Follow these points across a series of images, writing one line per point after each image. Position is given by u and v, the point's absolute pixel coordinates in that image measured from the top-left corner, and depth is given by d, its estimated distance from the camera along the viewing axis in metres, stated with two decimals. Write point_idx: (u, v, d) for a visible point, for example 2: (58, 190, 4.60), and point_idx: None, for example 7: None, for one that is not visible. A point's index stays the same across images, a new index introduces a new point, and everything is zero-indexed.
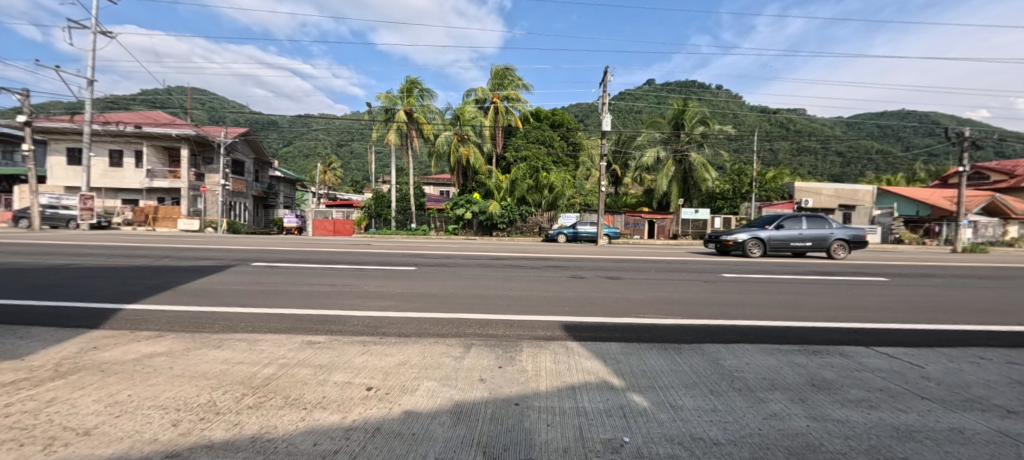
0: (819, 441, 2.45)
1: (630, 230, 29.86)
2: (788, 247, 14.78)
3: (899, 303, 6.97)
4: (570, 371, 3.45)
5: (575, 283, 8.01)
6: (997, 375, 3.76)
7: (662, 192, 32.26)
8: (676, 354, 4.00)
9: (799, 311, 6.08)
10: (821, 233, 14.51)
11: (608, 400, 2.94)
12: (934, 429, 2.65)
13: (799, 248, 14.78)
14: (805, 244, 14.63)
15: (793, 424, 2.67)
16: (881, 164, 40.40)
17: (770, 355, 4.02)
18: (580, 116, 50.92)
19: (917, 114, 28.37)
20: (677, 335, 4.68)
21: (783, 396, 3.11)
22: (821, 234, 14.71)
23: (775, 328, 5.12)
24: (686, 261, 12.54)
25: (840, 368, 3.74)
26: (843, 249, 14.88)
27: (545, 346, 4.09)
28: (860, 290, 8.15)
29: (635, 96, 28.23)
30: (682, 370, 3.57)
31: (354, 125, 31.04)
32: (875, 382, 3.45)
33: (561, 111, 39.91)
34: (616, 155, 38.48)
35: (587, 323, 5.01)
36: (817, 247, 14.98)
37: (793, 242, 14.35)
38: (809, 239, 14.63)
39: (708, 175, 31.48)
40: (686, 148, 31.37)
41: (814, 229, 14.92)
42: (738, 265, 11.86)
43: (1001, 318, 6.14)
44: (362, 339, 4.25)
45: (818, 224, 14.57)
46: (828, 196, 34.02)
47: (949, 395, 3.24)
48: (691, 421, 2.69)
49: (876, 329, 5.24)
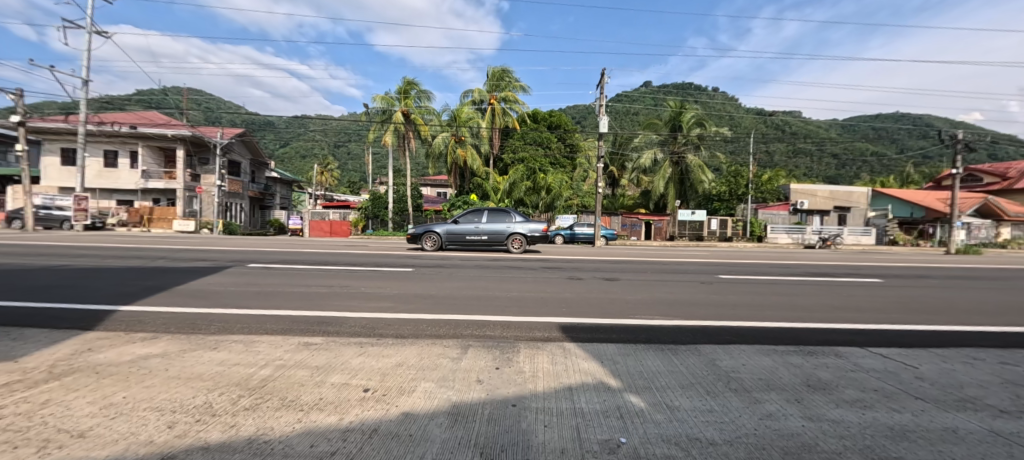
0: (814, 441, 2.47)
1: (627, 231, 29.88)
2: (468, 241, 14.64)
3: (893, 304, 7.06)
4: (567, 372, 3.46)
5: (572, 283, 8.04)
6: (990, 375, 3.80)
7: (659, 194, 32.42)
8: (673, 355, 4.01)
9: (793, 312, 6.13)
10: (495, 226, 14.34)
11: (606, 400, 2.95)
12: (928, 429, 2.68)
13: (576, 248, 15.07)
14: (485, 237, 14.44)
15: (789, 424, 2.69)
16: (876, 166, 40.72)
17: (766, 356, 4.05)
18: (577, 117, 51.14)
19: (911, 116, 28.68)
20: (675, 336, 4.70)
21: (778, 396, 3.13)
22: (500, 228, 14.58)
23: (772, 328, 5.15)
24: (683, 263, 12.60)
25: (835, 368, 3.77)
26: (522, 243, 14.71)
27: (542, 347, 4.10)
28: (854, 291, 8.24)
29: (633, 97, 28.27)
30: (678, 371, 3.59)
31: (352, 126, 31.04)
32: (870, 382, 3.48)
33: (559, 112, 39.97)
34: (613, 157, 38.60)
35: (584, 325, 5.03)
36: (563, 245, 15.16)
37: (465, 235, 14.23)
38: (486, 233, 14.37)
39: (704, 176, 31.68)
40: (683, 150, 31.55)
41: (498, 222, 14.78)
42: (734, 266, 11.93)
43: (994, 319, 6.21)
44: (359, 340, 4.24)
45: (495, 216, 14.43)
46: (823, 198, 33.66)
47: (943, 395, 3.26)
48: (687, 421, 2.70)
49: (871, 330, 5.28)
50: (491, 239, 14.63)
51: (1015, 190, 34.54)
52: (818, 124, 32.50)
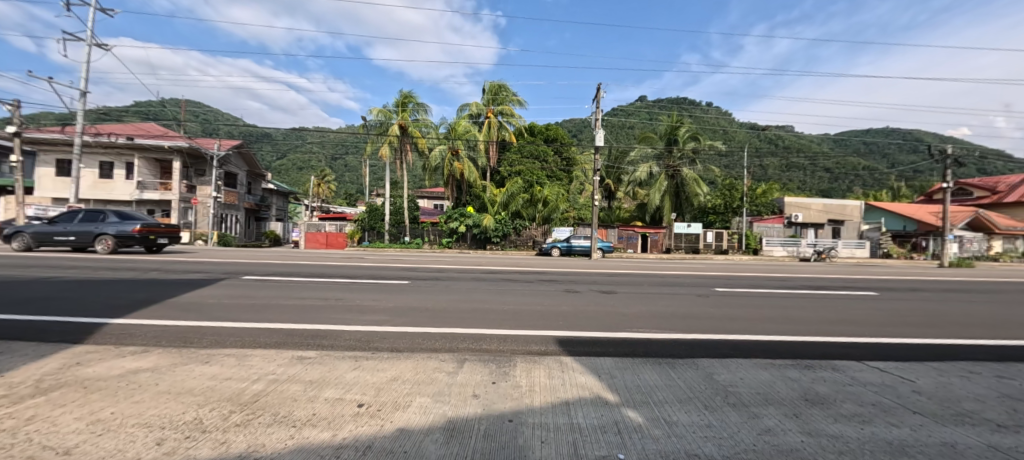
0: (813, 457, 2.46)
1: (624, 244, 29.80)
2: (56, 243, 14.55)
3: (887, 317, 7.08)
4: (564, 387, 3.43)
5: (568, 297, 8.01)
6: (986, 389, 3.79)
7: (655, 206, 32.59)
8: (670, 369, 3.98)
9: (790, 325, 6.13)
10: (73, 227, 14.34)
11: (603, 415, 2.93)
12: (927, 444, 2.66)
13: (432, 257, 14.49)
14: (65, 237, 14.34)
15: (787, 440, 2.67)
16: (868, 180, 41.26)
17: (762, 369, 4.04)
18: (574, 131, 51.70)
19: (902, 132, 29.20)
20: (672, 349, 4.68)
21: (777, 411, 3.11)
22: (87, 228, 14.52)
23: (768, 342, 5.14)
24: (679, 275, 12.61)
25: (832, 382, 3.76)
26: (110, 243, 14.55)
27: (539, 361, 4.06)
28: (849, 304, 8.26)
29: (628, 112, 28.55)
30: (676, 385, 3.57)
31: (349, 138, 31.18)
32: (867, 396, 3.47)
33: (555, 126, 40.34)
34: (609, 170, 38.83)
35: (581, 338, 5.00)
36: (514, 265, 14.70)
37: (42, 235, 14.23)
38: (69, 233, 14.32)
39: (700, 189, 31.91)
40: (679, 164, 31.88)
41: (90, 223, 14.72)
42: (729, 279, 11.95)
43: (989, 332, 6.23)
44: (353, 353, 4.20)
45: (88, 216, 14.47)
46: (817, 211, 34.13)
47: (941, 410, 3.25)
48: (685, 437, 2.68)
49: (867, 343, 5.28)
50: (79, 241, 14.51)
51: (1005, 204, 35.00)
52: (808, 140, 33.86)
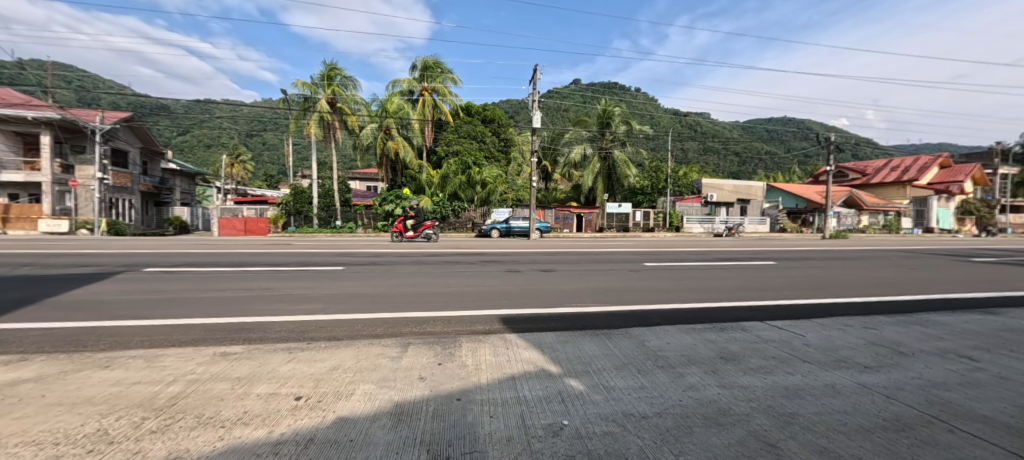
0: (728, 406, 2.83)
1: (560, 224, 30.84)
2: None
3: (782, 283, 8.16)
4: (510, 363, 3.54)
5: (511, 276, 8.16)
6: (858, 338, 4.55)
7: (588, 187, 33.92)
8: (607, 339, 4.25)
9: (707, 294, 6.83)
10: None
11: (547, 386, 3.08)
12: (814, 387, 3.17)
13: (364, 244, 13.95)
14: None
15: (706, 393, 3.02)
16: (770, 162, 46.44)
17: (687, 334, 4.47)
18: (511, 112, 52.05)
19: (797, 121, 33.34)
20: (607, 321, 5.00)
21: (698, 369, 3.49)
22: None
23: (690, 309, 5.69)
24: (613, 253, 13.34)
25: (742, 341, 4.28)
26: None
27: (484, 340, 4.13)
28: (754, 273, 9.38)
29: (564, 94, 29.18)
30: (612, 353, 3.84)
31: (267, 113, 28.45)
32: (770, 350, 4.02)
33: (492, 106, 40.15)
34: (546, 152, 39.41)
35: (523, 315, 5.15)
36: (503, 248, 15.07)
37: None
38: None
39: (630, 172, 33.43)
40: (610, 146, 33.08)
41: None
42: (655, 255, 12.89)
43: (857, 291, 7.45)
44: (287, 345, 3.96)
45: None
46: (728, 192, 36.78)
47: (826, 357, 3.87)
48: (622, 398, 2.93)
49: (768, 306, 6.06)
50: None
51: (871, 185, 41.48)
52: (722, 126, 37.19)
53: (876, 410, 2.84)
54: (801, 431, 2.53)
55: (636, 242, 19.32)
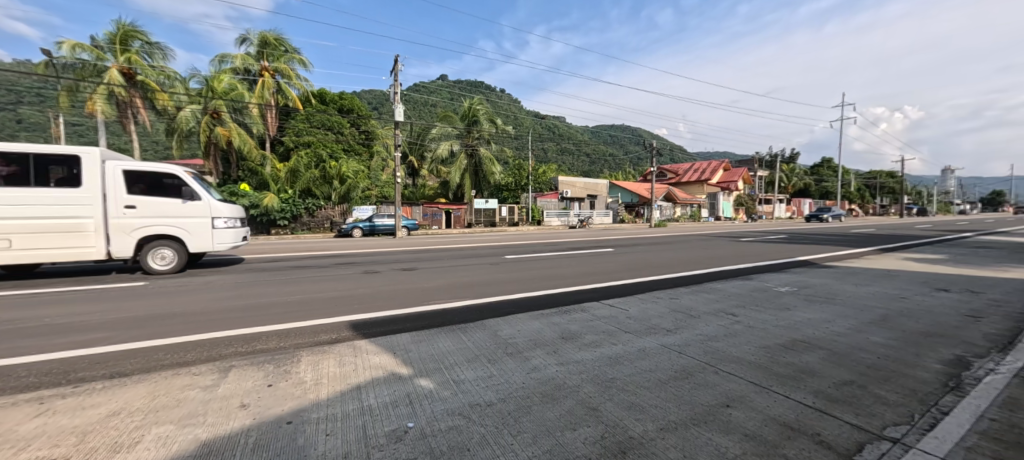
0: (564, 380, 3.16)
1: (429, 221, 30.30)
2: None
3: (616, 267, 9.49)
4: (356, 371, 3.33)
5: (368, 278, 7.70)
6: (665, 308, 5.56)
7: (456, 184, 34.01)
8: (461, 333, 4.34)
9: (555, 281, 7.53)
10: None
11: (395, 390, 2.98)
12: (630, 353, 3.77)
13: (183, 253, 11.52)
14: None
15: (547, 372, 3.31)
16: (612, 162, 53.51)
17: (535, 320, 4.84)
18: (373, 103, 49.17)
19: (630, 129, 39.12)
20: (463, 315, 5.09)
21: (542, 351, 3.80)
22: None
23: (539, 296, 6.18)
24: (476, 248, 13.71)
25: (581, 321, 4.83)
26: None
27: (328, 351, 3.80)
28: (596, 259, 10.72)
29: (430, 88, 28.60)
30: (465, 347, 3.92)
31: (22, 80, 21.23)
32: (601, 326, 4.62)
33: (350, 95, 37.32)
34: (412, 147, 38.35)
35: (375, 319, 4.89)
36: (363, 247, 14.16)
37: None
38: None
39: (495, 169, 34.42)
40: (476, 144, 33.65)
41: None
42: (515, 248, 13.70)
43: (668, 270, 9.14)
44: (40, 394, 2.99)
45: None
46: (579, 188, 40.94)
47: (642, 326, 4.64)
48: (470, 390, 3.01)
49: (603, 287, 6.97)
50: None
51: (682, 183, 51.25)
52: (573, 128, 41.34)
53: (670, 364, 3.53)
54: (617, 392, 2.97)
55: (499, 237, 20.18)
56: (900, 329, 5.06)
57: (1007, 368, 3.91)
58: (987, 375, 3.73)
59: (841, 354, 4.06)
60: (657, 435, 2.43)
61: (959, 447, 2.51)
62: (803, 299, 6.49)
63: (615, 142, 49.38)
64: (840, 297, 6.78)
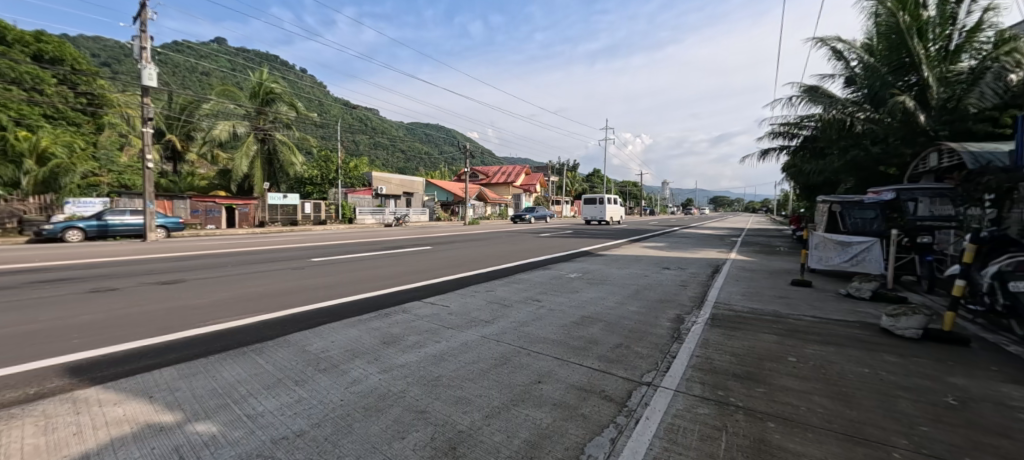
0: (388, 388, 2.96)
1: (200, 219, 24.23)
2: None
3: (435, 264, 9.60)
4: (86, 433, 2.36)
5: (105, 298, 5.64)
6: (482, 301, 5.90)
7: (242, 175, 28.21)
8: (257, 355, 3.61)
9: (372, 283, 7.11)
10: None
11: (154, 448, 2.22)
12: (453, 348, 3.83)
13: None
14: None
15: (368, 383, 3.04)
16: (428, 161, 53.96)
17: (351, 327, 4.43)
18: (105, 59, 36.33)
19: None
20: (258, 333, 4.25)
21: (361, 361, 3.48)
22: None
23: (354, 301, 5.69)
24: (273, 250, 11.72)
25: (402, 322, 4.67)
26: None
27: (27, 413, 2.58)
28: (414, 258, 10.61)
29: (198, 52, 22.73)
30: (262, 371, 3.26)
31: None
32: (423, 325, 4.56)
33: (59, 41, 26.61)
34: (173, 123, 30.02)
35: (118, 355, 3.60)
36: (89, 255, 10.29)
37: None
38: None
39: (295, 158, 30.08)
40: (270, 128, 28.73)
41: None
42: (324, 249, 12.33)
43: (483, 265, 9.78)
44: None
45: None
46: (395, 185, 39.23)
47: (462, 320, 4.81)
48: (270, 424, 2.49)
49: (423, 286, 6.94)
50: None
51: (492, 185, 55.66)
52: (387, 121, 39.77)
53: (490, 353, 3.74)
54: (443, 389, 2.96)
55: (302, 237, 17.79)
56: (646, 299, 6.72)
57: (702, 318, 5.64)
58: (693, 325, 5.29)
59: (613, 323, 5.10)
60: (483, 423, 2.53)
61: (682, 379, 3.46)
62: (586, 283, 7.90)
63: (430, 141, 49.92)
64: (610, 279, 8.55)
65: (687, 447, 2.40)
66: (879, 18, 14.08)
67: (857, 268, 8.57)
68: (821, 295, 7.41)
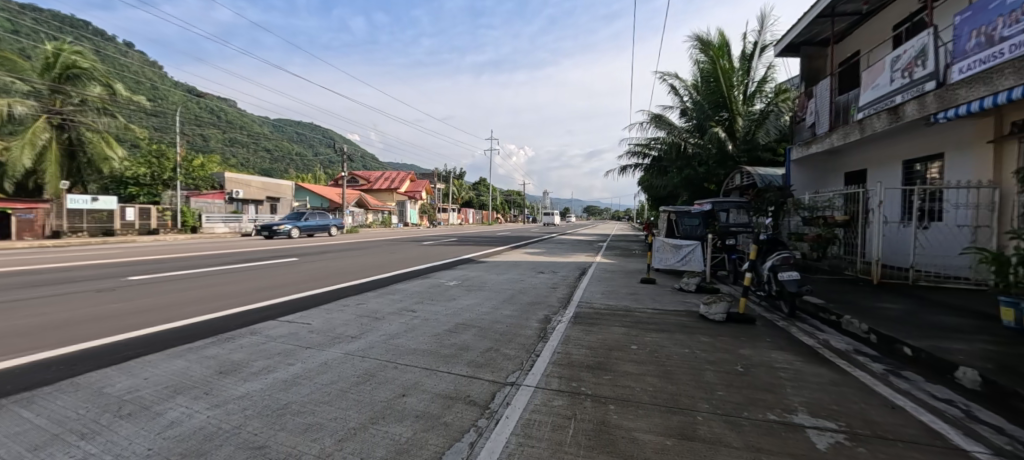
0: (219, 426, 2.55)
1: None
2: None
3: (299, 277, 8.66)
4: None
5: None
6: (350, 315, 5.52)
7: (23, 170, 21.66)
8: (23, 408, 2.76)
9: (215, 303, 6.09)
10: None
11: None
12: (308, 371, 3.48)
13: None
14: None
15: (192, 424, 2.57)
16: (297, 162, 48.73)
17: (179, 357, 3.73)
18: None
19: None
20: (30, 377, 3.27)
21: (184, 398, 2.93)
22: None
23: (187, 326, 4.79)
24: (72, 267, 9.21)
25: (249, 346, 4.09)
26: None
27: None
28: (275, 271, 9.42)
29: None
30: (29, 429, 2.50)
31: None
32: (275, 347, 4.07)
33: None
34: None
35: None
36: None
37: None
38: None
39: (112, 152, 24.35)
40: (73, 112, 22.76)
41: None
42: (152, 264, 10.14)
43: (356, 276, 9.17)
44: None
45: None
46: (256, 188, 34.55)
47: (325, 337, 4.43)
48: None
49: (280, 303, 6.18)
50: None
51: (372, 191, 52.75)
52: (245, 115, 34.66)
53: (353, 371, 3.52)
54: (292, 418, 2.67)
55: (121, 250, 14.36)
56: (519, 303, 7.08)
57: (566, 317, 6.17)
58: (558, 324, 5.74)
59: (486, 328, 5.26)
60: (336, 448, 2.35)
61: (542, 376, 3.72)
62: (464, 290, 7.99)
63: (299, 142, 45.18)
64: (488, 284, 8.79)
65: (540, 438, 2.58)
66: (702, 64, 17.32)
67: (686, 266, 10.36)
68: (662, 290, 8.74)
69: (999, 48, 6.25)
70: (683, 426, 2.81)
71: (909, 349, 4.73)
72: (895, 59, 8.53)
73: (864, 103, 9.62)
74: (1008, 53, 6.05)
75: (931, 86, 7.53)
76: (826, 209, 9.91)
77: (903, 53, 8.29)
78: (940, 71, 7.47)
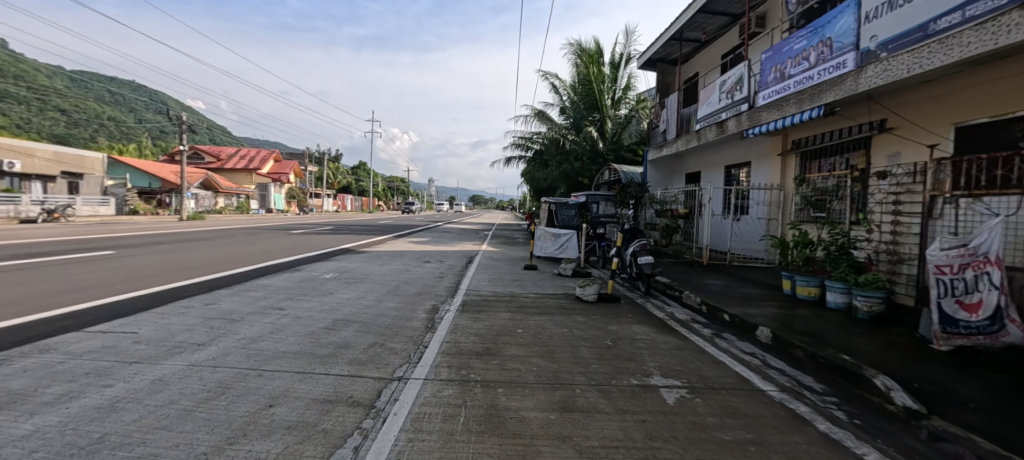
0: None
1: None
2: None
3: (116, 276, 6.93)
4: None
5: None
6: (194, 318, 4.64)
7: None
8: None
9: None
10: None
11: None
12: (136, 390, 2.83)
13: None
14: None
15: None
16: (113, 131, 38.86)
17: None
18: None
19: None
20: None
21: None
22: None
23: None
24: None
25: (39, 369, 3.14)
26: None
27: None
28: (78, 268, 7.39)
29: None
30: None
31: None
32: (84, 366, 3.20)
33: None
34: None
35: None
36: None
37: None
38: None
39: None
40: None
41: None
42: None
43: (202, 271, 7.72)
44: None
45: None
46: (43, 159, 26.11)
47: (159, 348, 3.65)
48: None
49: (88, 309, 4.88)
50: None
51: (224, 170, 45.06)
52: None
53: (203, 384, 2.98)
54: (111, 450, 2.14)
55: None
56: (404, 294, 6.82)
57: (452, 306, 6.15)
58: (445, 313, 5.69)
59: (368, 323, 4.93)
60: None
61: (431, 367, 3.64)
62: (342, 283, 7.37)
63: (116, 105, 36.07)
64: (369, 276, 8.25)
65: (429, 431, 2.52)
66: (579, 67, 18.68)
67: (563, 254, 11.22)
68: (542, 276, 9.31)
69: (787, 82, 8.04)
70: (563, 400, 3.03)
71: (728, 315, 5.89)
72: (722, 83, 10.37)
73: (700, 116, 11.51)
74: (793, 87, 7.82)
75: (746, 106, 9.35)
76: (672, 203, 11.67)
77: (728, 79, 10.11)
78: (751, 96, 9.32)
